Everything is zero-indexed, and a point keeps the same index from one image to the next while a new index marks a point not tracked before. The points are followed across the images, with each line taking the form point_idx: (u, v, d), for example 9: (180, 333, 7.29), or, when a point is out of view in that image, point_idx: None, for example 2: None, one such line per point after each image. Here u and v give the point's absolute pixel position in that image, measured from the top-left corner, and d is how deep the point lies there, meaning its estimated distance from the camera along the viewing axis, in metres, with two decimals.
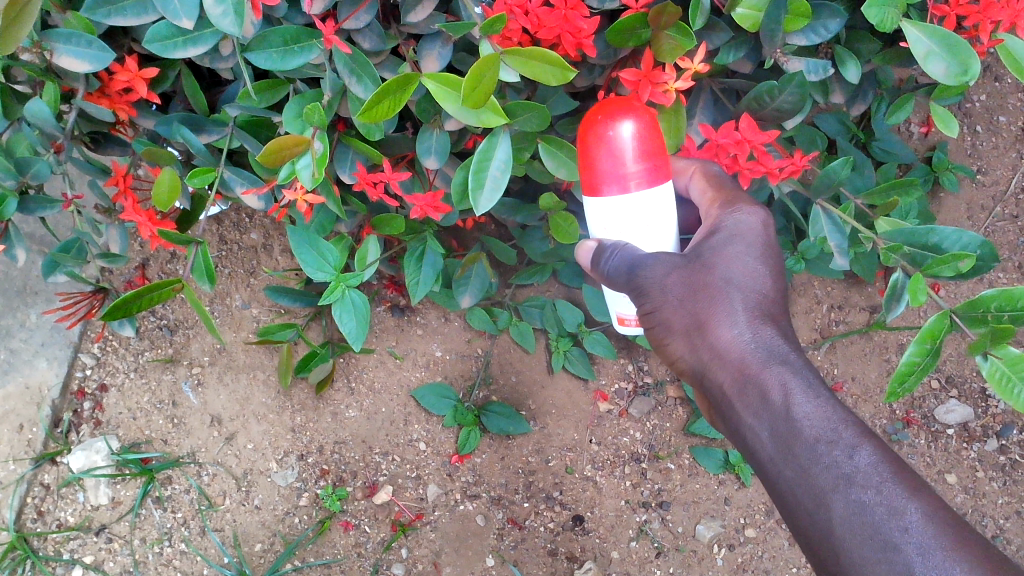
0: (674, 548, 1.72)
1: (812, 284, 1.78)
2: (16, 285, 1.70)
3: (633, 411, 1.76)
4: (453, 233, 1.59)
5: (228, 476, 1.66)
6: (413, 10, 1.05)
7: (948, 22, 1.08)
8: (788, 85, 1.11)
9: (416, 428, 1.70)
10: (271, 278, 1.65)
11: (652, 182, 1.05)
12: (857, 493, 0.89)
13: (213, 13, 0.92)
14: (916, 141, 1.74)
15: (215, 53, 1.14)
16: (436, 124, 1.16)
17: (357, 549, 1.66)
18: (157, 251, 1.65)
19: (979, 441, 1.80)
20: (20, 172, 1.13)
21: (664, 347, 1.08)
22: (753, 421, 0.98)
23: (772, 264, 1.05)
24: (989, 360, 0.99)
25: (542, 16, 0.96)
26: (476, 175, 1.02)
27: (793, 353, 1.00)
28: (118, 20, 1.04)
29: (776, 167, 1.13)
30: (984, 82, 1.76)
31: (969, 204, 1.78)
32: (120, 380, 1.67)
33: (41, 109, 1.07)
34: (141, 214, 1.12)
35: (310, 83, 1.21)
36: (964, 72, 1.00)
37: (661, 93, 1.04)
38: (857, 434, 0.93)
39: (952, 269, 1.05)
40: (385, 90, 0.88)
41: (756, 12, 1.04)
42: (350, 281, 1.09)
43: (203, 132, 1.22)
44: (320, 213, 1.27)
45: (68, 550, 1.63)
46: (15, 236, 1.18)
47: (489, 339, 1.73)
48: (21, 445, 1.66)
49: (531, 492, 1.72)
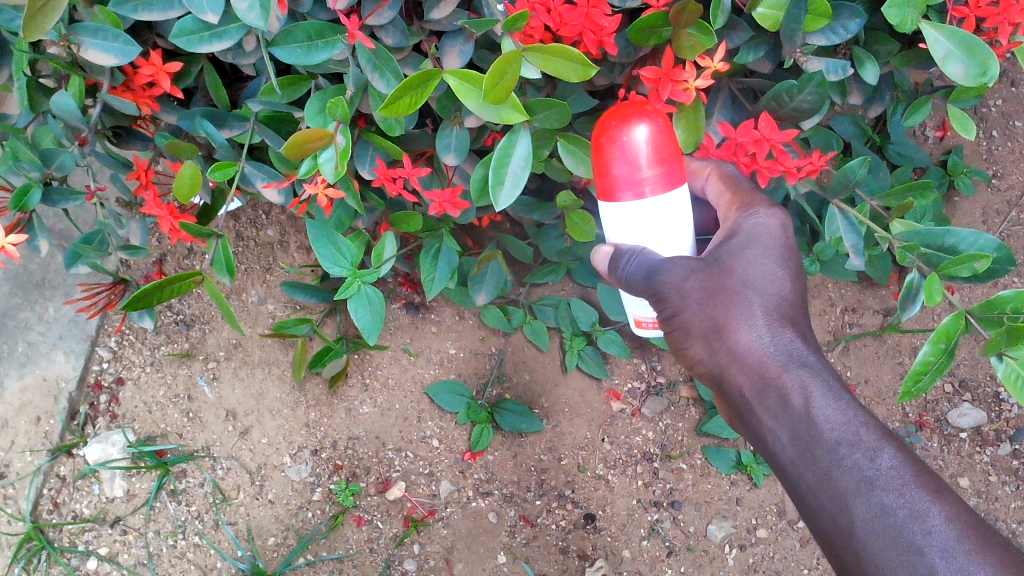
0: (685, 547, 1.72)
1: (826, 286, 1.78)
2: (34, 278, 1.71)
3: (645, 411, 1.77)
4: (467, 231, 1.61)
5: (242, 470, 1.67)
6: (435, 7, 1.05)
7: (968, 24, 1.08)
8: (807, 85, 1.11)
9: (429, 424, 1.71)
10: (287, 274, 1.67)
11: (667, 187, 1.06)
12: (880, 496, 0.89)
13: (239, 7, 0.93)
14: (931, 144, 1.75)
15: (237, 49, 1.15)
16: (456, 121, 1.17)
17: (369, 545, 1.66)
18: (175, 246, 1.66)
19: (992, 445, 1.79)
20: (44, 164, 1.15)
21: (682, 350, 1.08)
22: (773, 424, 0.99)
23: (791, 266, 1.05)
24: (1004, 361, 1.01)
25: (565, 13, 0.97)
26: (497, 170, 1.03)
27: (814, 355, 1.00)
28: (144, 15, 1.04)
29: (795, 165, 1.15)
30: (1000, 86, 1.75)
31: (984, 208, 1.78)
32: (136, 374, 1.69)
33: (67, 103, 1.09)
34: (162, 208, 1.15)
35: (332, 79, 1.22)
36: (984, 73, 1.00)
37: (680, 92, 1.06)
38: (879, 437, 0.93)
39: (967, 269, 1.07)
40: (407, 84, 0.90)
41: (776, 12, 1.06)
42: (366, 277, 1.12)
43: (225, 127, 1.23)
44: (339, 208, 1.29)
45: (83, 542, 1.64)
46: (38, 227, 1.20)
47: (503, 338, 1.74)
48: (38, 436, 1.67)
49: (544, 490, 1.72)
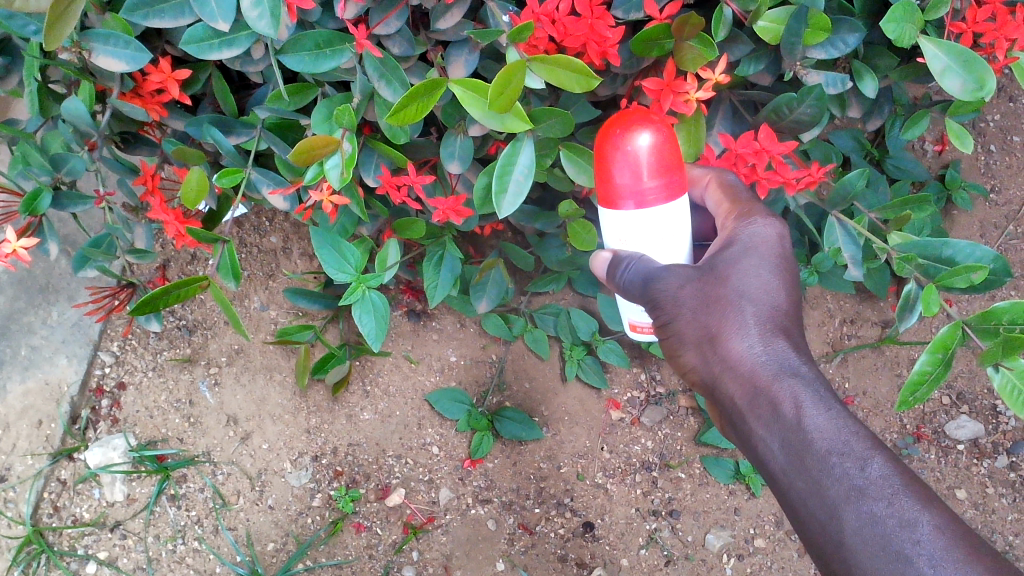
0: (683, 556, 1.72)
1: (825, 297, 1.79)
2: (38, 283, 1.73)
3: (644, 420, 1.77)
4: (470, 240, 1.62)
5: (243, 475, 1.67)
6: (441, 17, 1.08)
7: (964, 40, 1.10)
8: (807, 97, 1.13)
9: (429, 431, 1.72)
10: (290, 281, 1.69)
11: (668, 198, 1.07)
12: (869, 505, 0.90)
13: (250, 15, 0.95)
14: (930, 158, 1.77)
15: (246, 57, 1.17)
16: (460, 129, 1.19)
17: (368, 551, 1.66)
18: (179, 252, 1.68)
19: (989, 457, 1.80)
20: (54, 168, 1.17)
21: (676, 357, 1.09)
22: (764, 433, 1.00)
23: (786, 276, 1.06)
24: (1000, 372, 1.02)
25: (569, 25, 0.99)
26: (500, 178, 1.05)
27: (805, 365, 1.01)
28: (156, 23, 1.05)
29: (794, 177, 1.17)
30: (997, 102, 1.78)
31: (982, 222, 1.80)
32: (138, 379, 1.70)
33: (76, 107, 1.10)
34: (168, 213, 1.16)
35: (338, 86, 1.24)
36: (981, 88, 1.02)
37: (681, 103, 1.08)
38: (869, 446, 0.94)
39: (964, 280, 1.08)
40: (412, 95, 0.92)
41: (776, 26, 1.08)
42: (370, 282, 1.13)
43: (233, 134, 1.25)
44: (344, 216, 1.30)
45: (82, 546, 1.64)
46: (47, 230, 1.21)
47: (504, 346, 1.75)
48: (39, 440, 1.68)
49: (542, 498, 1.72)
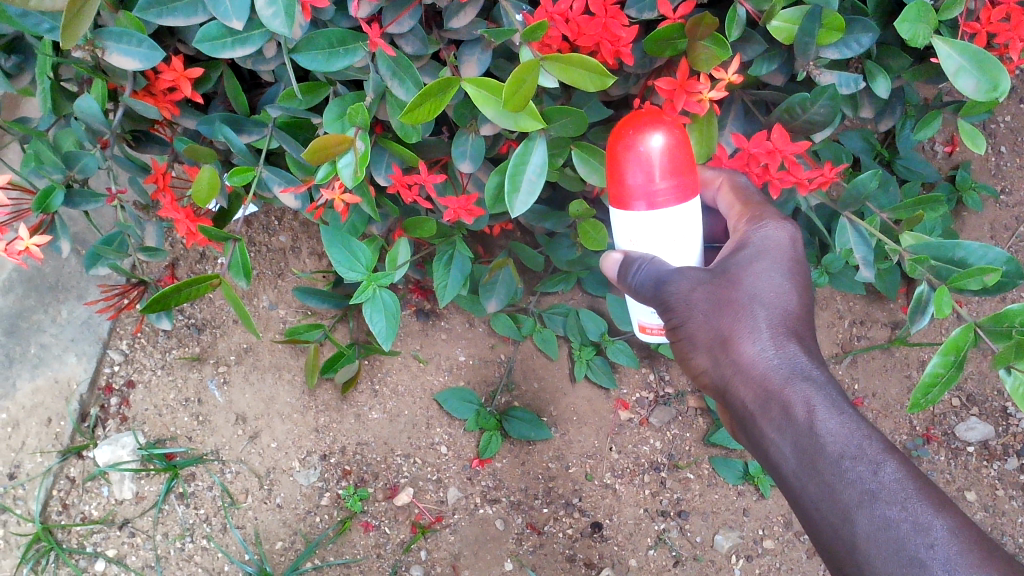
0: (691, 557, 1.71)
1: (834, 298, 1.79)
2: (48, 281, 1.73)
3: (653, 420, 1.77)
4: (479, 240, 1.62)
5: (251, 474, 1.67)
6: (455, 16, 1.08)
7: (979, 39, 1.09)
8: (820, 98, 1.12)
9: (438, 431, 1.72)
10: (299, 280, 1.69)
11: (679, 199, 1.07)
12: (882, 509, 0.90)
13: (264, 14, 0.94)
14: (940, 159, 1.76)
15: (258, 56, 1.17)
16: (472, 128, 1.18)
17: (376, 550, 1.66)
18: (188, 251, 1.68)
19: (999, 459, 1.79)
20: (67, 166, 1.17)
21: (687, 360, 1.09)
22: (776, 436, 0.99)
23: (798, 280, 1.06)
24: (1012, 374, 1.01)
25: (582, 23, 0.98)
26: (513, 177, 1.04)
27: (817, 368, 1.01)
28: (168, 20, 1.05)
29: (807, 177, 1.16)
30: (1009, 102, 1.77)
31: (992, 223, 1.79)
32: (147, 377, 1.70)
33: (89, 105, 1.11)
34: (179, 211, 1.16)
35: (350, 86, 1.24)
36: (995, 87, 1.00)
37: (694, 103, 1.07)
38: (882, 450, 0.94)
39: (977, 282, 1.07)
40: (425, 94, 0.92)
41: (791, 25, 1.08)
42: (381, 280, 1.13)
43: (244, 133, 1.25)
44: (354, 215, 1.30)
45: (91, 543, 1.65)
46: (59, 228, 1.22)
47: (512, 346, 1.75)
48: (48, 438, 1.68)
49: (551, 497, 1.72)
